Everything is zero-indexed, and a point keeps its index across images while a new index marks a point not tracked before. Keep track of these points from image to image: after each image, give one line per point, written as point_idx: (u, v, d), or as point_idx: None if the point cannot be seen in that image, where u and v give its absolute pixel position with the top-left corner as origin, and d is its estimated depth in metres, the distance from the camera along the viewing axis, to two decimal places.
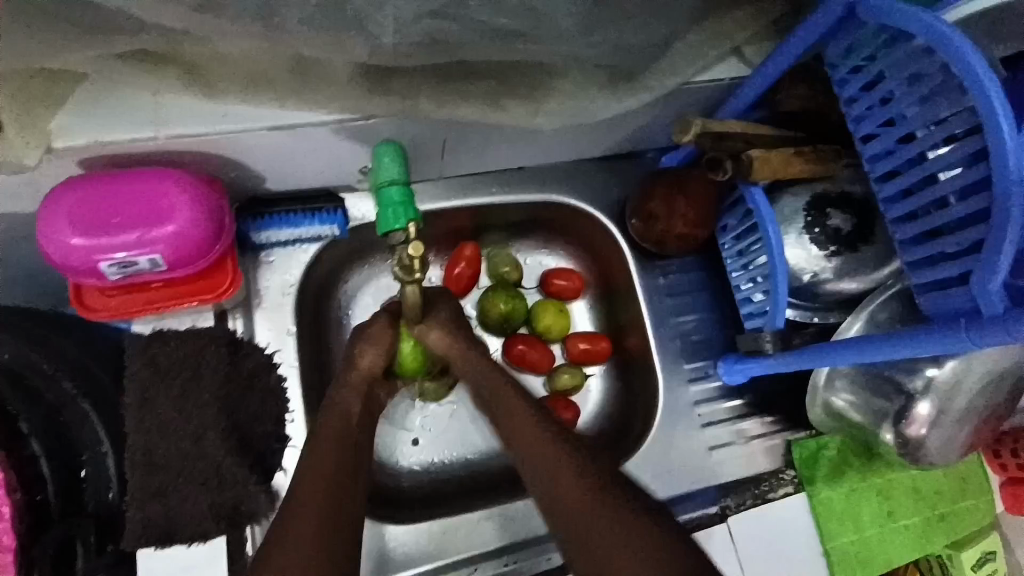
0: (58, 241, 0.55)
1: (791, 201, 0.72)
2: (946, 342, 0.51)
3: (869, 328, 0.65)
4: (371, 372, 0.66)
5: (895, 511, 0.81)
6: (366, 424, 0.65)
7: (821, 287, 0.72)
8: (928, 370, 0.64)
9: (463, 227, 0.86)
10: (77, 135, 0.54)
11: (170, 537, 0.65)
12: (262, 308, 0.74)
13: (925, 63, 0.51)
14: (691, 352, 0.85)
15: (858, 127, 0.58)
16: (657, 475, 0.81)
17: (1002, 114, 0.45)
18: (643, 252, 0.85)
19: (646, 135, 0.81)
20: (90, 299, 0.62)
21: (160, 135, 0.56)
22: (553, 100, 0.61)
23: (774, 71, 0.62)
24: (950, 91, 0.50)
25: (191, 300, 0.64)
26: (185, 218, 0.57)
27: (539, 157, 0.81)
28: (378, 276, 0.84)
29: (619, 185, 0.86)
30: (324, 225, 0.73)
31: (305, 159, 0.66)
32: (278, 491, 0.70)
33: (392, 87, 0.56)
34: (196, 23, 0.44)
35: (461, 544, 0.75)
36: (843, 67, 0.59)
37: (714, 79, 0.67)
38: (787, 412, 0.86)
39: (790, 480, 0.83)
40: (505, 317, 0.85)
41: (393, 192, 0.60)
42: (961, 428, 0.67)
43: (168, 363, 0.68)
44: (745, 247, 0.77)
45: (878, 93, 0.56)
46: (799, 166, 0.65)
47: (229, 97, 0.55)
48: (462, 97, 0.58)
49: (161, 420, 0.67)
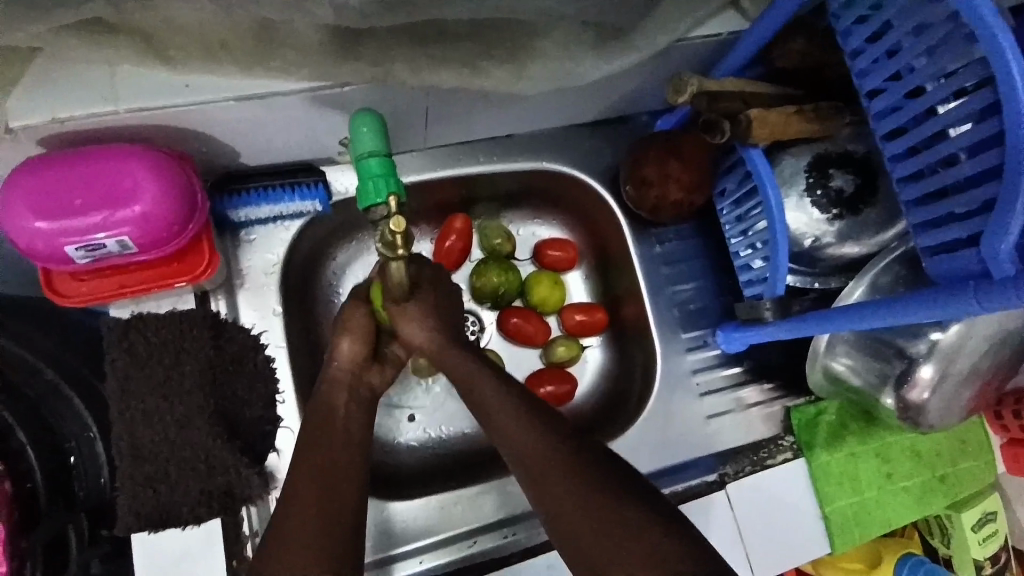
0: (20, 225, 0.52)
1: (791, 162, 0.69)
2: (953, 307, 0.49)
3: (871, 293, 0.63)
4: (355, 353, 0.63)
5: (894, 473, 0.81)
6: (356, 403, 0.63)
7: (822, 252, 0.70)
8: (933, 334, 0.63)
9: (451, 198, 0.84)
10: (32, 113, 0.51)
11: (164, 519, 0.64)
12: (245, 289, 0.73)
13: (934, 10, 0.48)
14: (689, 321, 0.83)
15: (862, 82, 0.55)
16: (655, 445, 0.80)
17: (1016, 65, 0.42)
18: (637, 220, 0.83)
19: (638, 97, 0.78)
20: (61, 285, 0.59)
21: (121, 109, 0.53)
22: (537, 62, 0.58)
23: (773, 23, 0.58)
24: (961, 40, 0.46)
25: (168, 283, 0.62)
26: (152, 198, 0.55)
27: (527, 123, 0.78)
28: (366, 252, 0.81)
29: (611, 150, 0.83)
30: (305, 200, 0.71)
31: (280, 131, 0.63)
32: (270, 472, 0.70)
33: (365, 52, 0.53)
34: None
35: (459, 519, 0.75)
36: (845, 18, 0.55)
37: (709, 34, 0.63)
38: (786, 379, 0.85)
39: (789, 446, 0.83)
40: (499, 291, 0.83)
41: (373, 163, 0.56)
42: (964, 391, 0.66)
43: (148, 348, 0.66)
44: (744, 212, 0.75)
45: (883, 44, 0.52)
46: (798, 125, 0.62)
47: (192, 66, 0.51)
48: (440, 59, 0.55)
49: (144, 408, 0.65)
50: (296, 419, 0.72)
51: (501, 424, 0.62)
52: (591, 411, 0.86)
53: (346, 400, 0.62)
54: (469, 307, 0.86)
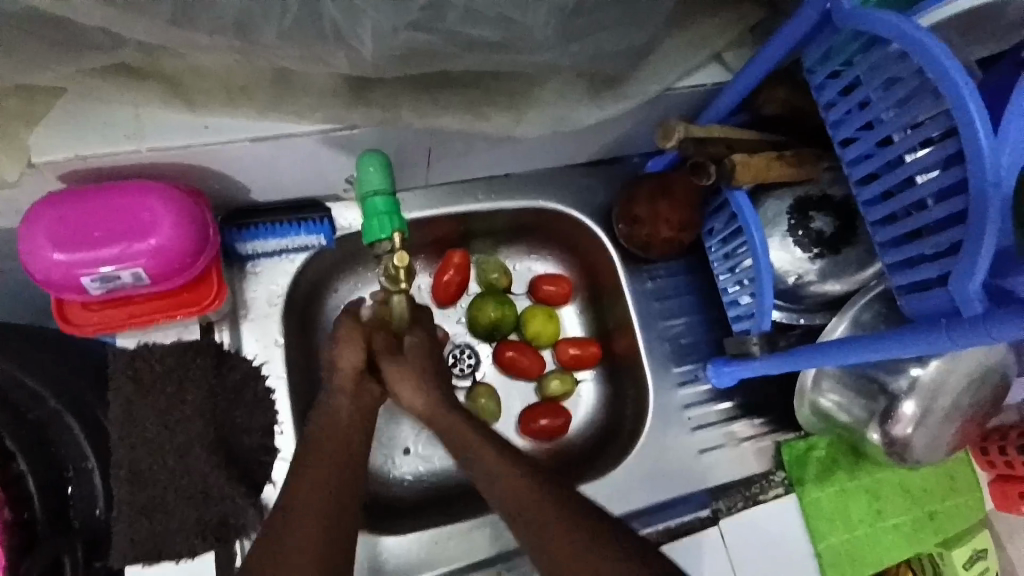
0: (38, 257, 0.55)
1: (774, 204, 0.73)
2: (926, 342, 0.51)
3: (853, 329, 0.66)
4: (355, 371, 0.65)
5: (884, 509, 0.82)
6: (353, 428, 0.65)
7: (806, 289, 0.73)
8: (912, 370, 0.65)
9: (450, 234, 0.87)
10: (54, 150, 0.54)
11: (158, 555, 0.65)
12: (248, 320, 0.74)
13: (900, 68, 0.52)
14: (680, 355, 0.85)
15: (837, 132, 0.59)
16: (648, 479, 0.81)
17: (978, 116, 0.46)
18: (629, 256, 0.86)
19: (630, 141, 0.82)
20: (73, 313, 0.61)
21: (140, 148, 0.56)
22: (534, 110, 0.61)
23: (753, 76, 0.63)
24: (926, 95, 0.50)
25: (176, 313, 0.64)
26: (168, 231, 0.57)
27: (524, 163, 0.82)
28: (368, 285, 0.84)
29: (605, 190, 0.86)
30: (311, 234, 0.74)
31: (288, 169, 0.66)
32: (266, 503, 0.70)
33: (373, 98, 0.57)
34: (171, 36, 0.44)
35: (453, 554, 0.75)
36: (820, 72, 0.60)
37: (696, 84, 0.67)
38: (777, 414, 0.86)
39: (780, 482, 0.84)
40: (494, 324, 0.85)
41: (379, 202, 0.60)
42: (947, 426, 0.68)
43: (151, 378, 0.68)
44: (731, 250, 0.78)
45: (855, 97, 0.57)
46: (780, 169, 0.66)
47: (210, 110, 0.55)
48: (443, 106, 0.59)
49: (145, 437, 0.66)
50: (293, 450, 0.72)
51: (499, 454, 0.63)
52: (585, 445, 0.88)
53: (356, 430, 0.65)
54: (465, 340, 0.88)
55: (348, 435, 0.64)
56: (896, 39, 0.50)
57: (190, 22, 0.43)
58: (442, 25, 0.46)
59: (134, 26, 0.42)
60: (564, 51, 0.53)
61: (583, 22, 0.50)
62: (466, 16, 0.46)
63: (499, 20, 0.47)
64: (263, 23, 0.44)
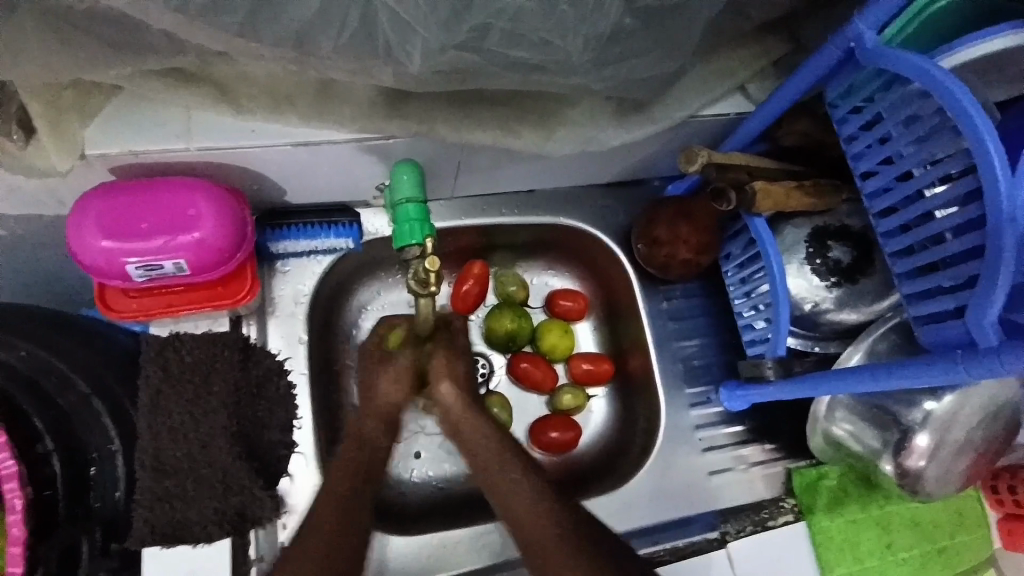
0: (88, 244, 0.58)
1: (793, 232, 0.74)
2: (941, 372, 0.52)
3: (868, 359, 0.67)
4: (378, 384, 0.67)
5: (894, 543, 0.81)
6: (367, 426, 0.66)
7: (822, 316, 0.74)
8: (927, 403, 0.66)
9: (471, 246, 0.89)
10: (110, 145, 0.57)
11: (177, 537, 0.65)
12: (275, 317, 0.77)
13: (921, 105, 0.53)
14: (692, 376, 0.86)
15: (857, 164, 0.61)
16: (653, 496, 0.82)
17: (996, 154, 0.47)
18: (647, 277, 0.87)
19: (652, 164, 0.84)
20: (115, 301, 0.65)
21: (190, 147, 0.59)
22: (563, 128, 0.64)
23: (774, 109, 0.65)
24: (946, 132, 0.52)
25: (210, 305, 0.67)
26: (210, 227, 0.60)
27: (547, 181, 0.84)
28: (389, 290, 0.86)
29: (624, 210, 0.88)
30: (340, 237, 0.76)
31: (322, 175, 0.69)
32: (281, 495, 0.73)
33: (409, 110, 0.59)
34: (232, 45, 0.46)
35: (460, 560, 0.76)
36: (843, 107, 0.61)
37: (720, 113, 0.70)
38: (788, 440, 0.86)
39: (790, 508, 0.83)
40: (511, 335, 0.86)
41: (411, 209, 0.63)
42: (959, 461, 0.68)
43: (180, 368, 0.70)
44: (748, 275, 0.79)
45: (876, 132, 0.58)
46: (801, 198, 0.68)
47: (256, 115, 0.58)
48: (477, 122, 0.61)
49: (171, 424, 0.68)
50: (310, 446, 0.76)
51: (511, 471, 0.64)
52: (593, 461, 0.88)
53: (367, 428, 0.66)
54: (480, 350, 0.90)
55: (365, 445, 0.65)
56: (918, 78, 0.51)
57: (252, 34, 0.45)
58: (485, 46, 0.49)
59: (200, 34, 0.45)
60: (598, 75, 0.55)
61: (617, 48, 0.52)
62: (507, 38, 0.48)
63: (540, 43, 0.49)
64: (320, 37, 0.46)
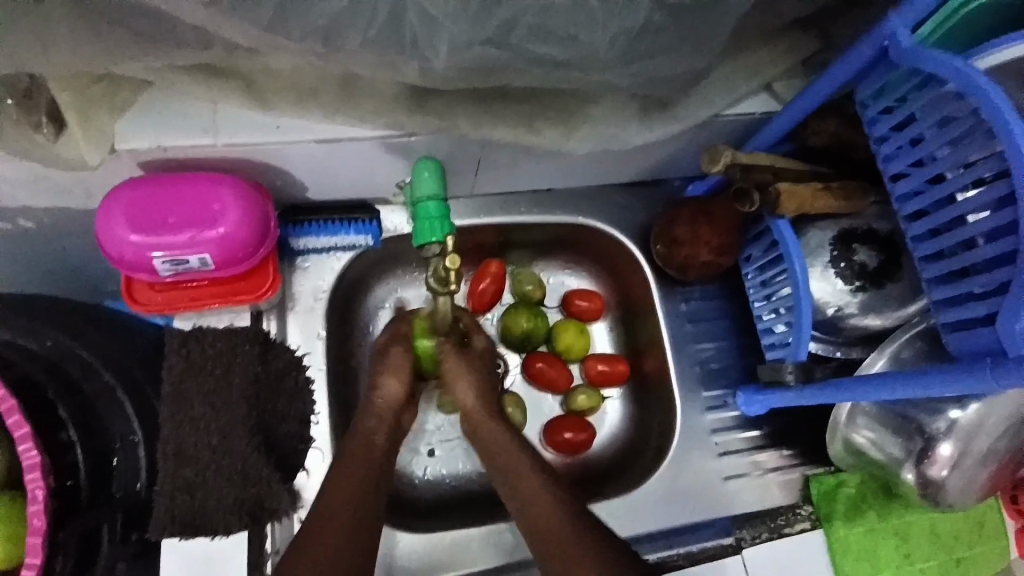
0: (115, 236, 0.59)
1: (817, 235, 0.73)
2: (969, 381, 0.51)
3: (892, 366, 0.66)
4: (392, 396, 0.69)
5: (912, 553, 0.80)
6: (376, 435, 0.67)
7: (845, 321, 0.73)
8: (951, 412, 0.64)
9: (489, 244, 0.89)
10: (139, 139, 0.58)
11: (196, 528, 0.67)
12: (294, 312, 0.78)
13: (955, 107, 0.52)
14: (710, 379, 0.85)
15: (888, 166, 0.60)
16: (666, 501, 0.81)
17: None
18: (666, 277, 0.87)
19: (674, 163, 0.83)
20: (139, 293, 0.66)
21: (217, 142, 0.59)
22: (586, 126, 0.64)
23: (801, 110, 0.64)
24: (981, 135, 0.50)
25: (233, 299, 0.68)
26: (235, 221, 0.61)
27: (567, 179, 0.84)
28: (407, 287, 0.86)
29: (643, 210, 0.88)
30: (359, 233, 0.77)
31: (344, 171, 0.69)
32: (297, 490, 0.74)
33: (432, 107, 0.59)
34: (261, 40, 0.47)
35: (472, 558, 0.76)
36: (873, 107, 0.60)
37: (745, 113, 0.69)
38: (806, 446, 0.85)
39: (807, 516, 0.82)
40: (528, 334, 0.86)
41: (431, 206, 0.63)
42: (983, 470, 0.67)
43: (202, 359, 0.71)
44: (769, 278, 0.78)
45: (908, 134, 0.57)
46: (826, 200, 0.67)
47: (281, 110, 0.58)
48: (499, 119, 0.61)
49: (192, 415, 0.69)
50: (327, 441, 0.76)
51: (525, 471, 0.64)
52: (607, 462, 0.88)
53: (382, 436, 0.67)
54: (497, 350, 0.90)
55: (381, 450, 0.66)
56: (953, 79, 0.50)
57: (282, 28, 0.46)
58: (511, 42, 0.49)
59: (230, 28, 0.45)
60: (624, 72, 0.54)
61: (643, 45, 0.52)
62: (533, 33, 0.48)
63: (566, 39, 0.49)
64: (349, 32, 0.47)
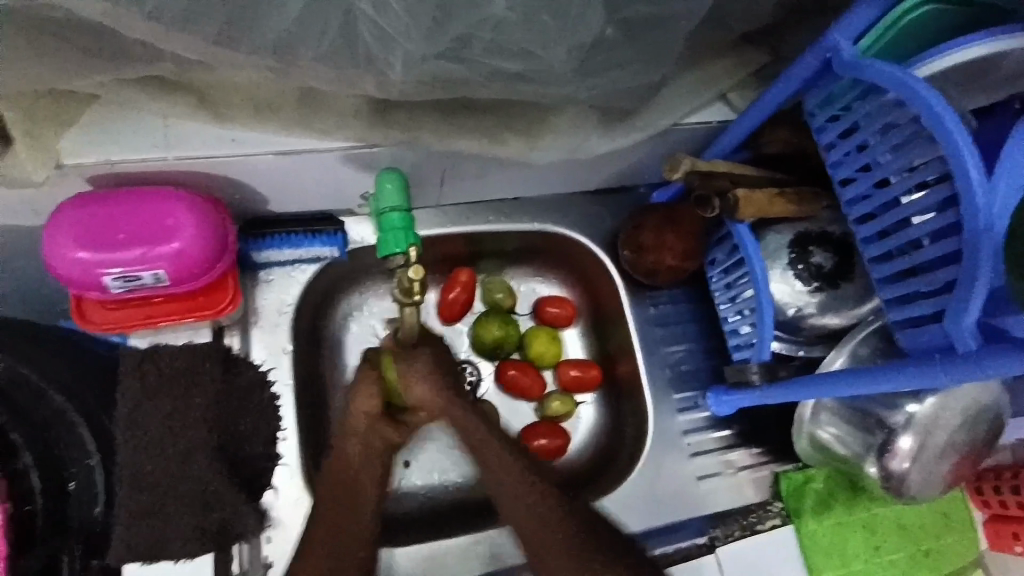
0: (63, 255, 0.57)
1: (776, 237, 0.75)
2: (922, 377, 0.52)
3: (852, 362, 0.67)
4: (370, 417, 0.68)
5: (881, 546, 0.82)
6: (352, 454, 0.65)
7: (805, 321, 0.74)
8: (909, 405, 0.66)
9: (458, 254, 0.88)
10: (86, 154, 0.57)
11: (156, 555, 0.66)
12: (259, 327, 0.76)
13: (897, 114, 0.54)
14: (679, 382, 0.86)
15: (836, 172, 0.61)
16: (641, 506, 0.82)
17: (971, 162, 0.47)
18: (633, 282, 0.87)
19: (638, 170, 0.84)
20: (90, 311, 0.64)
21: (170, 156, 0.58)
22: (548, 135, 0.64)
23: (754, 118, 0.66)
24: (921, 141, 0.52)
25: (191, 316, 0.67)
26: (189, 237, 0.60)
27: (534, 188, 0.84)
28: (375, 299, 0.85)
29: (611, 218, 0.88)
30: (324, 246, 0.76)
31: (306, 183, 0.68)
32: (265, 509, 0.71)
33: (393, 120, 0.59)
34: (209, 53, 0.46)
35: (450, 570, 0.75)
36: (820, 116, 0.62)
37: (703, 120, 0.71)
38: (775, 444, 0.86)
39: (778, 512, 0.83)
40: (499, 342, 0.86)
41: (395, 218, 0.63)
42: (943, 463, 0.68)
43: (157, 380, 0.70)
44: (733, 280, 0.79)
45: (853, 140, 0.59)
46: (783, 205, 0.68)
47: (237, 123, 0.57)
48: (462, 129, 0.61)
49: (151, 437, 0.69)
50: (295, 458, 0.73)
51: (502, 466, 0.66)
52: (580, 469, 0.88)
53: (360, 465, 0.65)
54: (469, 358, 0.89)
55: (353, 467, 0.65)
56: (894, 87, 0.52)
57: (232, 44, 0.45)
58: (467, 55, 0.49)
59: (178, 44, 0.44)
60: (582, 83, 0.55)
61: (600, 56, 0.53)
62: (490, 48, 0.48)
63: (522, 53, 0.49)
64: (301, 46, 0.46)
